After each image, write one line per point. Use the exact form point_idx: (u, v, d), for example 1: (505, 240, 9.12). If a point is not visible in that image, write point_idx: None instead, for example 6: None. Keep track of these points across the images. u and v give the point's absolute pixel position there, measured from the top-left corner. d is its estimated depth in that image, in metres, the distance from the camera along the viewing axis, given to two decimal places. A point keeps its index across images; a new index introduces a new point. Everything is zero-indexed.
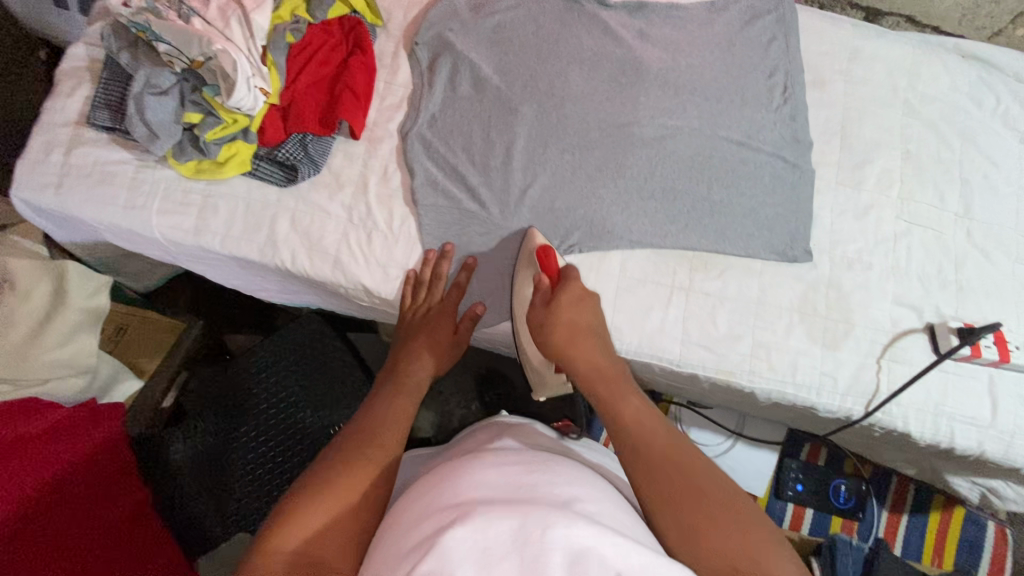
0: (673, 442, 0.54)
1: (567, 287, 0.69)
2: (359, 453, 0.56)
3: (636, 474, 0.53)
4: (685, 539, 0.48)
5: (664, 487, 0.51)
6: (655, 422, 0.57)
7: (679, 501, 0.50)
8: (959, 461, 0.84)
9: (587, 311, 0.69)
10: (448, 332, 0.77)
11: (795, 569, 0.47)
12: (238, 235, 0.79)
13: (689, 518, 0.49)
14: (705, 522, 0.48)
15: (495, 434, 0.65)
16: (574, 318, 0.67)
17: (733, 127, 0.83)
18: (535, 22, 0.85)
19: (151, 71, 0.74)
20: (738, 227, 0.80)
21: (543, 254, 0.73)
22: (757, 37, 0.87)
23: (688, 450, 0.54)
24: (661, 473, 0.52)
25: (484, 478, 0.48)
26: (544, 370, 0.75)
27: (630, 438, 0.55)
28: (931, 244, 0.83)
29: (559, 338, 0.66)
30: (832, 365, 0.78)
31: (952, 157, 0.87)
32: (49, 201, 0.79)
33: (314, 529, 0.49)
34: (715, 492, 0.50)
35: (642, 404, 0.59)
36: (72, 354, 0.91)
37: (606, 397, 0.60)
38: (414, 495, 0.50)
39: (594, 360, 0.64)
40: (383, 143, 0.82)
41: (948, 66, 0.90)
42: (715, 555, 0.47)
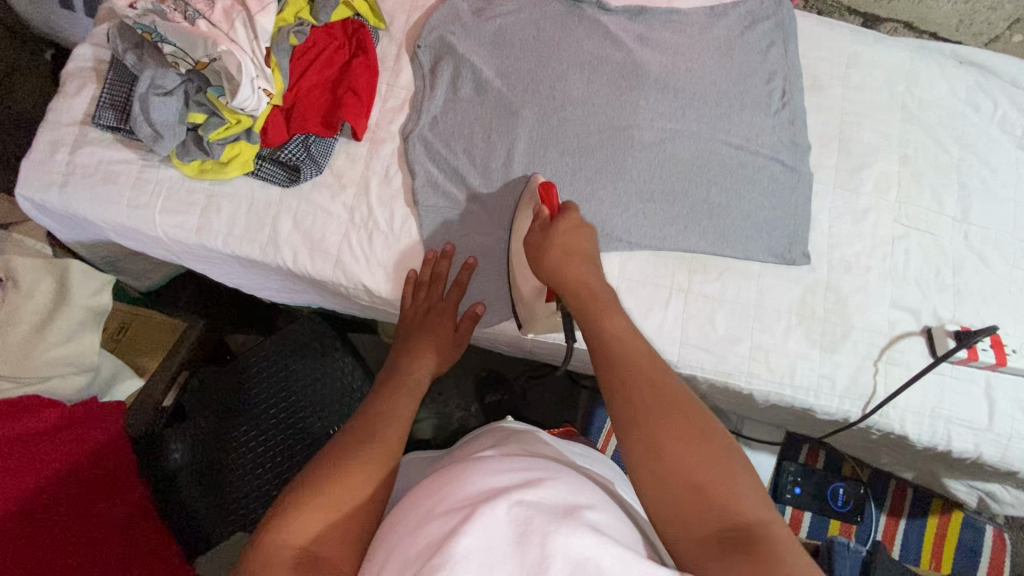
0: (653, 361, 0.55)
1: (566, 215, 0.71)
2: (359, 449, 0.56)
3: (610, 385, 0.55)
4: (644, 447, 0.49)
5: (635, 396, 0.52)
6: (638, 340, 0.58)
7: (645, 410, 0.51)
8: (956, 464, 0.85)
9: (585, 238, 0.70)
10: (447, 331, 0.78)
11: (752, 488, 0.48)
12: (241, 235, 0.79)
13: (652, 429, 0.50)
14: (668, 432, 0.49)
15: (498, 438, 0.65)
16: (568, 243, 0.69)
17: (732, 131, 0.84)
18: (536, 26, 0.86)
19: (156, 72, 0.75)
20: (737, 230, 0.81)
21: (545, 189, 0.72)
22: (756, 42, 0.87)
23: (666, 370, 0.55)
24: (632, 382, 0.53)
25: (487, 481, 0.48)
26: (533, 302, 0.74)
27: (609, 351, 0.57)
28: (929, 247, 0.84)
29: (552, 259, 0.68)
30: (830, 368, 0.79)
31: (949, 161, 0.87)
32: (54, 200, 0.79)
33: (313, 526, 0.50)
34: (685, 406, 0.51)
35: (629, 324, 0.60)
36: (74, 352, 0.91)
37: (594, 313, 0.62)
38: (417, 498, 0.51)
39: (586, 280, 0.66)
40: (385, 145, 0.83)
41: (945, 71, 0.91)
42: (670, 463, 0.48)
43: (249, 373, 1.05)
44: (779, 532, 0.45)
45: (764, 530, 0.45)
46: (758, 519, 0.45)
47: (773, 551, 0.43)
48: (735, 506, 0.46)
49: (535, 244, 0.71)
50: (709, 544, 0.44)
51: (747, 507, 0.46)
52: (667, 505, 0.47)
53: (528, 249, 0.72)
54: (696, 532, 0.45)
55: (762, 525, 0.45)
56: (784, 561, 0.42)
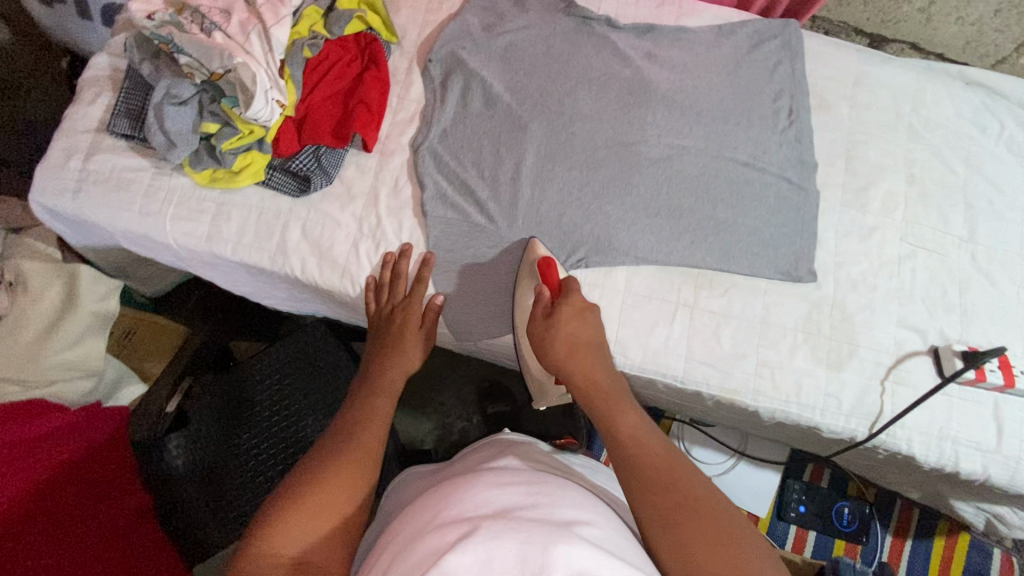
0: (674, 460, 0.55)
1: (569, 299, 0.70)
2: (344, 453, 0.57)
3: (639, 496, 0.53)
4: (681, 562, 0.48)
5: (665, 510, 0.51)
6: (657, 440, 0.58)
7: (679, 519, 0.50)
8: (963, 486, 0.84)
9: (586, 325, 0.69)
10: (418, 326, 0.77)
11: None
12: (251, 243, 0.80)
13: (688, 540, 0.49)
14: (702, 542, 0.48)
15: (498, 451, 0.65)
16: (573, 331, 0.68)
17: (739, 148, 0.84)
18: (547, 43, 0.87)
19: (172, 82, 0.75)
20: (743, 247, 0.81)
21: (545, 266, 0.74)
22: (763, 61, 0.88)
23: (690, 472, 0.54)
24: (659, 491, 0.52)
25: (485, 495, 0.48)
26: (544, 381, 0.76)
27: (630, 454, 0.56)
28: (936, 267, 0.84)
29: (559, 351, 0.67)
30: (836, 386, 0.78)
31: (956, 181, 0.88)
32: (66, 206, 0.80)
33: (306, 532, 0.50)
34: (714, 510, 0.51)
35: (643, 421, 0.60)
36: (81, 356, 0.92)
37: (604, 411, 0.61)
38: (415, 513, 0.50)
39: (594, 372, 0.66)
40: (395, 157, 0.84)
41: (952, 92, 0.91)
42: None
43: (253, 379, 1.04)
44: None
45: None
46: None
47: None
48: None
49: (539, 333, 0.70)
50: None
51: None
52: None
53: (534, 337, 0.71)
54: None
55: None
56: None
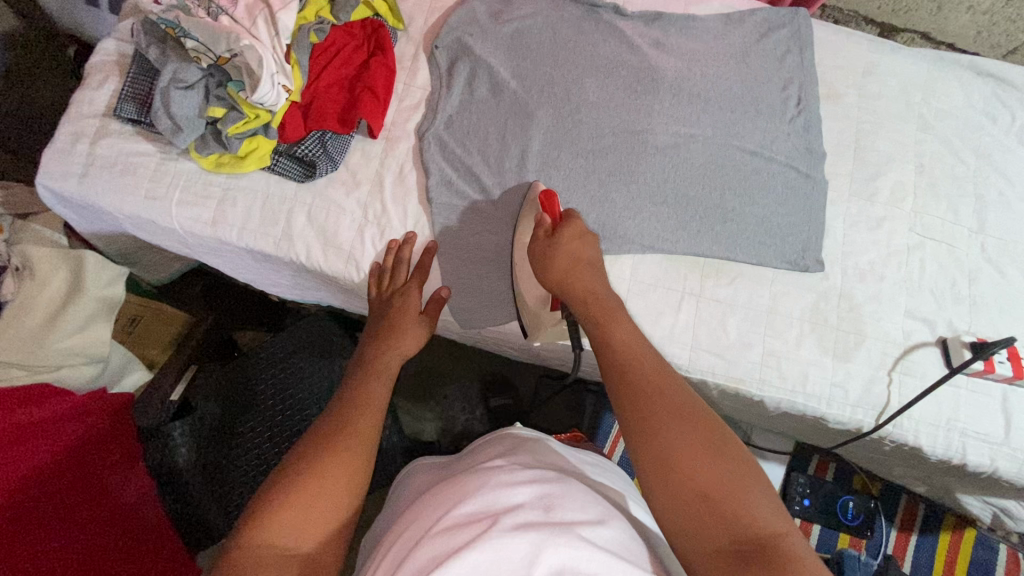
0: (665, 372, 0.56)
1: (570, 225, 0.70)
2: (337, 441, 0.56)
3: (620, 395, 0.55)
4: (655, 461, 0.50)
5: (644, 408, 0.52)
6: (644, 348, 0.59)
7: (660, 423, 0.51)
8: (970, 479, 0.83)
9: (588, 247, 0.70)
10: (413, 311, 0.76)
11: (765, 497, 0.48)
12: (256, 228, 0.80)
13: (665, 441, 0.50)
14: (680, 444, 0.49)
15: (505, 447, 0.65)
16: (573, 250, 0.68)
17: (747, 136, 0.84)
18: (553, 30, 0.86)
19: (178, 66, 0.75)
20: (750, 237, 0.81)
21: (546, 196, 0.72)
22: (772, 49, 0.88)
23: (677, 384, 0.54)
24: (640, 390, 0.54)
25: (492, 495, 0.48)
26: (539, 311, 0.75)
27: (617, 359, 0.57)
28: (945, 258, 0.83)
29: (558, 265, 0.68)
30: (843, 376, 0.78)
31: (966, 172, 0.87)
32: (72, 190, 0.80)
33: (302, 525, 0.49)
34: (692, 414, 0.52)
35: (639, 336, 0.60)
36: (85, 342, 0.92)
37: (598, 317, 0.63)
38: (421, 511, 0.50)
39: (592, 284, 0.66)
40: (400, 143, 0.83)
41: (963, 82, 0.90)
42: (685, 479, 0.48)
43: (256, 370, 1.04)
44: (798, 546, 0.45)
45: (781, 543, 0.45)
46: (773, 531, 0.46)
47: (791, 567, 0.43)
48: (752, 522, 0.46)
49: (541, 252, 0.70)
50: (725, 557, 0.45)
51: (761, 520, 0.46)
52: (685, 520, 0.47)
53: (532, 256, 0.71)
54: (710, 545, 0.46)
55: (778, 538, 0.45)
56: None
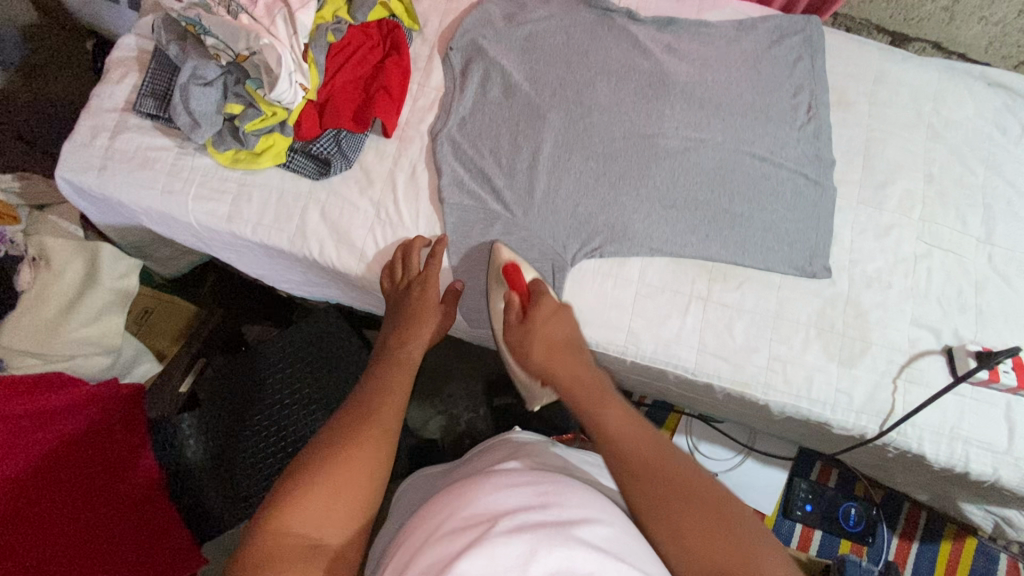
0: (657, 444, 0.56)
1: (540, 301, 0.72)
2: (356, 432, 0.57)
3: (626, 481, 0.53)
4: (676, 549, 0.49)
5: (650, 494, 0.52)
6: (637, 425, 0.58)
7: (672, 510, 0.50)
8: (972, 488, 0.84)
9: (563, 324, 0.72)
10: (434, 302, 0.77)
11: (778, 557, 0.48)
12: (270, 224, 0.81)
13: (681, 528, 0.49)
14: (696, 528, 0.49)
15: (510, 452, 0.65)
16: (549, 332, 0.71)
17: (757, 142, 0.85)
18: (567, 33, 0.87)
19: (198, 63, 0.77)
20: (759, 242, 0.81)
21: (510, 270, 0.76)
22: (783, 56, 0.88)
23: (670, 453, 0.55)
24: (641, 473, 0.53)
25: (492, 499, 0.49)
26: (533, 386, 0.80)
27: (613, 443, 0.56)
28: (952, 267, 0.83)
29: (540, 347, 0.69)
30: (848, 382, 0.78)
31: (975, 182, 0.87)
32: (91, 182, 0.82)
33: (322, 513, 0.50)
34: (690, 486, 0.52)
35: (626, 410, 0.60)
36: (98, 332, 0.94)
37: (584, 401, 0.62)
38: (424, 515, 0.51)
39: (574, 370, 0.66)
40: (414, 143, 0.84)
41: (974, 92, 0.91)
42: (706, 561, 0.47)
43: (265, 365, 1.05)
44: None
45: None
46: None
47: None
48: None
49: (519, 333, 0.72)
50: None
51: None
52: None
53: (510, 342, 0.73)
54: None
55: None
56: None
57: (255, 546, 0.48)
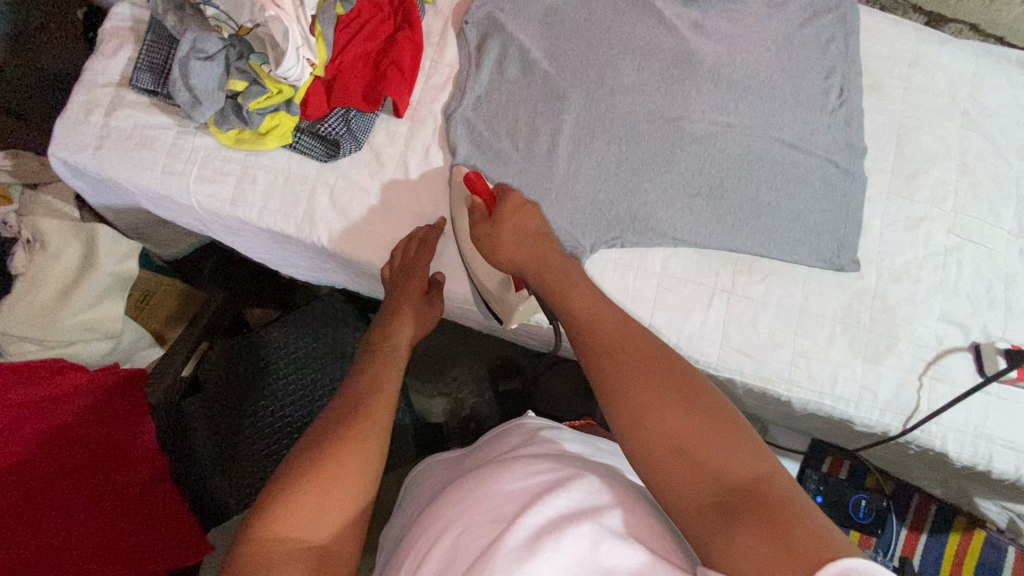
0: (627, 329, 0.55)
1: (504, 203, 0.72)
2: (354, 429, 0.54)
3: (590, 356, 0.54)
4: (636, 426, 0.47)
5: (611, 365, 0.52)
6: (611, 312, 0.58)
7: (638, 380, 0.49)
8: (991, 485, 0.83)
9: (531, 218, 0.73)
10: (419, 292, 0.74)
11: (744, 442, 0.45)
12: (276, 209, 0.77)
13: (637, 398, 0.48)
14: (658, 402, 0.47)
15: (523, 437, 0.63)
16: (516, 223, 0.72)
17: (786, 128, 0.81)
18: (588, 8, 0.82)
19: (198, 35, 0.72)
20: (785, 232, 0.78)
21: (468, 176, 0.75)
22: (816, 36, 0.84)
23: (639, 333, 0.54)
24: (604, 350, 0.53)
25: (511, 487, 0.47)
26: (504, 294, 0.75)
27: (581, 324, 0.58)
28: (982, 261, 0.81)
29: (507, 244, 0.71)
30: (873, 379, 0.76)
31: (1009, 172, 0.84)
32: (86, 162, 0.78)
33: (320, 515, 0.48)
34: (655, 361, 0.50)
35: (599, 300, 0.61)
36: (96, 318, 0.90)
37: (559, 291, 0.64)
38: (442, 502, 0.49)
39: (546, 263, 0.68)
40: (426, 124, 0.80)
41: (1011, 78, 0.87)
42: (660, 430, 0.46)
43: (271, 347, 1.01)
44: (786, 489, 0.42)
45: (774, 486, 0.42)
46: (757, 475, 0.43)
47: (784, 508, 0.40)
48: (732, 470, 0.43)
49: (485, 232, 0.72)
50: (710, 513, 0.42)
51: (743, 465, 0.43)
52: (666, 475, 0.45)
53: (479, 244, 0.73)
54: (693, 500, 0.43)
55: (767, 483, 0.42)
56: (798, 519, 0.39)
57: (242, 558, 0.46)
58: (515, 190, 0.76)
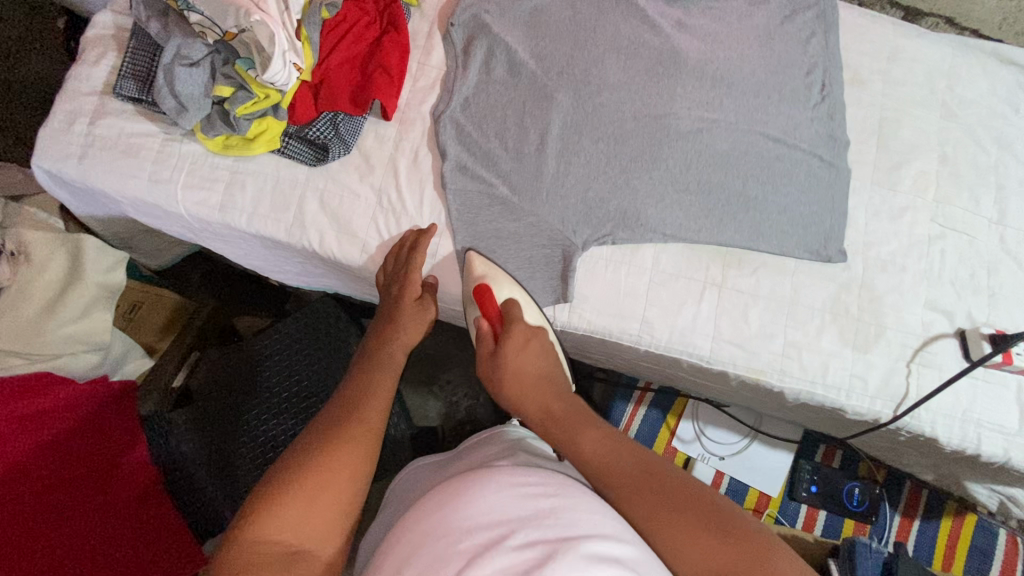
0: (648, 467, 0.56)
1: (509, 333, 0.68)
2: (339, 433, 0.55)
3: (624, 505, 0.54)
4: (694, 568, 0.49)
5: (649, 512, 0.52)
6: (620, 449, 0.58)
7: (665, 512, 0.52)
8: (980, 468, 0.84)
9: (534, 356, 0.68)
10: (411, 296, 0.73)
11: (789, 562, 0.48)
12: (266, 214, 0.77)
13: (687, 543, 0.50)
14: (707, 547, 0.49)
15: (502, 446, 0.64)
16: (520, 363, 0.67)
17: (770, 122, 0.82)
18: (573, 8, 0.83)
19: (182, 41, 0.72)
20: (773, 225, 0.79)
21: (479, 291, 0.72)
22: (797, 32, 0.85)
23: (660, 468, 0.56)
24: (634, 495, 0.54)
25: (496, 502, 0.47)
26: None
27: (598, 470, 0.57)
28: (965, 249, 0.82)
29: (510, 382, 0.67)
30: (862, 367, 0.77)
31: (987, 161, 0.86)
32: (71, 171, 0.77)
33: (302, 519, 0.49)
34: (687, 498, 0.53)
35: (607, 433, 0.60)
36: (84, 330, 0.89)
37: (563, 435, 0.61)
38: (421, 510, 0.50)
39: (545, 402, 0.65)
40: (415, 126, 0.80)
41: (986, 70, 0.89)
42: (717, 573, 0.48)
43: (260, 355, 1.00)
44: None
45: None
46: None
47: None
48: None
49: (489, 374, 0.69)
50: None
51: None
52: None
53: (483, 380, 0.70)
54: None
55: None
56: None
57: (227, 558, 0.47)
58: (519, 297, 0.74)
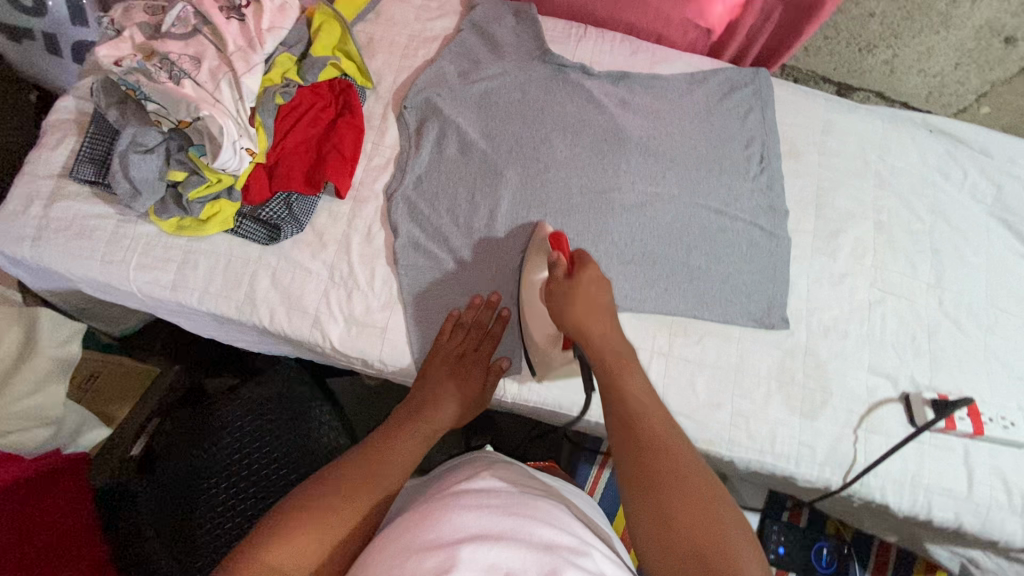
0: (667, 429, 0.56)
1: (586, 264, 0.70)
2: (352, 485, 0.57)
3: (624, 443, 0.56)
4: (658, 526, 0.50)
5: (644, 459, 0.54)
6: (653, 402, 0.60)
7: (657, 474, 0.52)
8: (938, 532, 0.84)
9: (605, 291, 0.70)
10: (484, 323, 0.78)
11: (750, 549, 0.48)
12: (218, 291, 0.78)
13: (667, 502, 0.51)
14: (685, 504, 0.50)
15: (472, 469, 0.61)
16: (591, 293, 0.69)
17: (711, 195, 0.86)
18: (522, 90, 0.87)
19: (138, 131, 0.75)
20: (716, 295, 0.82)
21: (553, 237, 0.75)
22: (735, 108, 0.90)
23: (673, 430, 0.57)
24: (641, 439, 0.55)
25: (466, 518, 0.46)
26: (548, 349, 0.74)
27: (621, 406, 0.59)
28: (905, 312, 0.85)
29: (580, 307, 0.68)
30: (810, 435, 0.78)
31: (922, 227, 0.89)
32: (24, 254, 0.78)
33: (300, 551, 0.50)
34: (679, 459, 0.54)
35: (648, 384, 0.62)
36: (36, 404, 0.87)
37: (614, 369, 0.63)
38: (383, 540, 0.47)
39: (618, 347, 0.65)
40: (368, 203, 0.83)
41: (917, 140, 0.94)
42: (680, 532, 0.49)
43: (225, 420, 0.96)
44: None
45: None
46: None
47: None
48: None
49: (561, 290, 0.70)
50: None
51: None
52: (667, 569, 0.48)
53: (551, 299, 0.71)
54: None
55: None
56: None
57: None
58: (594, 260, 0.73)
